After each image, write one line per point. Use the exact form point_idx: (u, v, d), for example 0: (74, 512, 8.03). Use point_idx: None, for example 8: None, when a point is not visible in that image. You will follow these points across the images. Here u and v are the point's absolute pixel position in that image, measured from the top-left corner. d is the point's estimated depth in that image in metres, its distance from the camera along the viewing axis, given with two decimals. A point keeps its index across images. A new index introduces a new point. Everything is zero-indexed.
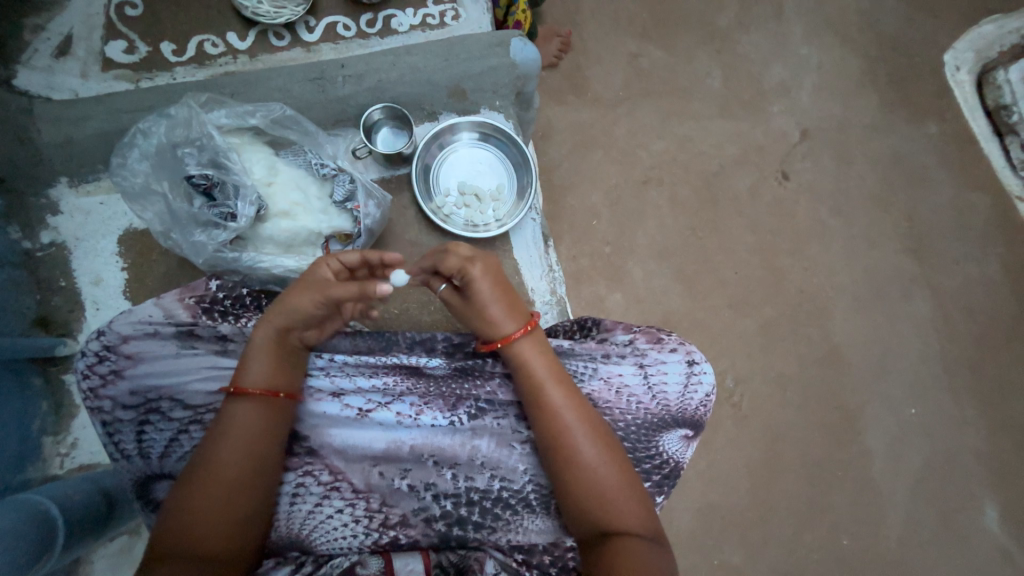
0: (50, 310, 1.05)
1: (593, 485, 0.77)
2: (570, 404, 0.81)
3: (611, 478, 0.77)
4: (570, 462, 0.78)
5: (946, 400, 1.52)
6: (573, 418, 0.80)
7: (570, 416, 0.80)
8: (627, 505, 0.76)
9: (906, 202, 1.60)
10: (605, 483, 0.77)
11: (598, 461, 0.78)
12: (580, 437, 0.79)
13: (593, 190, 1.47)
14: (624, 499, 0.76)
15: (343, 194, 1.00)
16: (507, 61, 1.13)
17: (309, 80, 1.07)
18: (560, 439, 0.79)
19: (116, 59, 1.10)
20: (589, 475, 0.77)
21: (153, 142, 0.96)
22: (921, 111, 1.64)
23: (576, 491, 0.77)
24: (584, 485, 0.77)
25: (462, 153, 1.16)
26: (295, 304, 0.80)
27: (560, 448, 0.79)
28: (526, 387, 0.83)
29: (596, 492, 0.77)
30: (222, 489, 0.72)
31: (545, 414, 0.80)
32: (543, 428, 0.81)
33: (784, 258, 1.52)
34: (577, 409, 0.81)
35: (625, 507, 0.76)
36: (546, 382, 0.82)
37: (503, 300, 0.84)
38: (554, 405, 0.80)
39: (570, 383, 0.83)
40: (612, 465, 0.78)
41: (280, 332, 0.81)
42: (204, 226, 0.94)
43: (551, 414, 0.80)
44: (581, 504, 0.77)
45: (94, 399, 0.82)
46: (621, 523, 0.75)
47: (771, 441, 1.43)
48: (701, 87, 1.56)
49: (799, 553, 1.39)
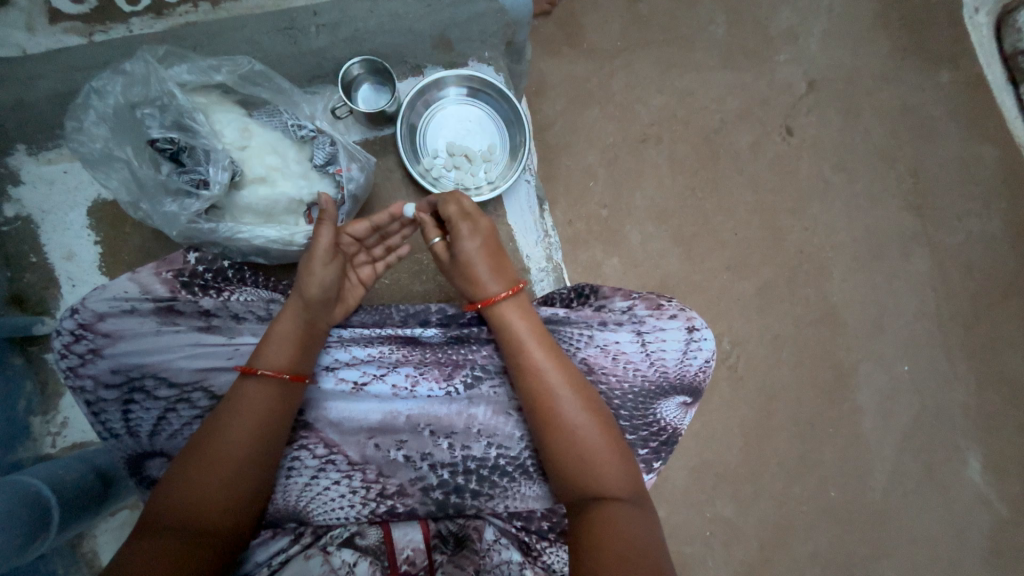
0: (25, 287, 1.01)
1: (574, 447, 0.76)
2: (553, 365, 0.80)
3: (592, 438, 0.77)
4: (551, 423, 0.78)
5: (938, 357, 1.52)
6: (557, 380, 0.79)
7: (551, 377, 0.79)
8: (609, 466, 0.76)
9: (912, 156, 1.54)
10: (585, 445, 0.76)
11: (578, 422, 0.77)
12: (563, 399, 0.78)
13: (590, 149, 1.40)
14: (606, 461, 0.76)
15: (324, 157, 0.93)
16: (496, 6, 1.04)
17: (279, 31, 0.99)
18: (542, 401, 0.78)
19: (64, 10, 0.99)
20: (570, 434, 0.77)
21: (109, 102, 0.87)
22: (935, 58, 1.55)
23: (560, 454, 0.77)
24: (568, 449, 0.77)
25: (450, 110, 1.09)
26: (317, 281, 0.80)
27: (542, 410, 0.78)
28: (509, 348, 0.82)
29: (578, 454, 0.76)
30: (232, 469, 0.71)
31: (526, 376, 0.80)
32: (526, 390, 0.80)
33: (784, 217, 1.48)
34: (562, 371, 0.80)
35: (607, 469, 0.76)
36: (531, 344, 0.81)
37: (489, 261, 0.85)
38: (537, 367, 0.79)
39: (553, 345, 0.82)
40: (591, 425, 0.78)
41: (308, 323, 0.80)
42: (174, 195, 0.88)
43: (535, 376, 0.79)
44: (564, 468, 0.77)
45: (76, 378, 0.79)
46: (603, 485, 0.75)
47: (765, 401, 1.44)
48: (704, 36, 1.46)
49: (788, 505, 1.43)
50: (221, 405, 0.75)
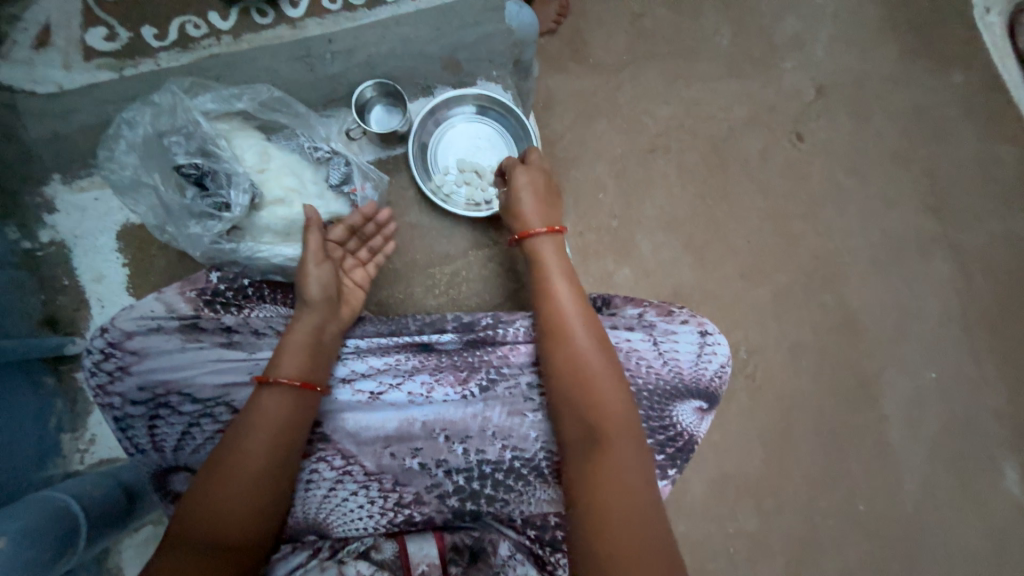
0: (57, 309, 1.05)
1: (579, 368, 0.79)
2: (573, 297, 0.86)
3: (597, 362, 0.79)
4: (562, 344, 0.82)
5: (966, 363, 1.48)
6: (572, 308, 0.85)
7: (569, 304, 0.85)
8: (608, 390, 0.76)
9: (928, 157, 1.52)
10: (590, 366, 0.79)
11: (586, 347, 0.81)
12: (575, 323, 0.83)
13: (598, 161, 1.42)
14: (606, 384, 0.77)
15: (339, 177, 0.99)
16: (503, 27, 1.07)
17: (296, 59, 1.03)
18: (556, 322, 0.84)
19: (98, 48, 1.02)
20: (576, 355, 0.80)
21: (139, 132, 0.93)
22: (946, 60, 1.53)
23: (564, 374, 0.80)
24: (572, 369, 0.79)
25: (460, 128, 1.12)
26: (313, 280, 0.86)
27: (555, 332, 0.83)
28: (538, 279, 0.90)
29: (581, 376, 0.78)
30: (251, 481, 0.73)
31: (547, 302, 0.87)
32: (544, 313, 0.86)
33: (797, 223, 1.47)
34: (580, 304, 0.86)
35: (606, 393, 0.76)
36: (556, 277, 0.89)
37: (541, 202, 0.94)
38: (557, 293, 0.86)
39: (577, 282, 0.89)
40: (599, 352, 0.80)
41: (315, 330, 0.83)
42: (198, 218, 0.92)
43: (553, 301, 0.86)
44: (566, 389, 0.79)
45: (105, 396, 0.82)
46: (600, 408, 0.75)
47: (786, 410, 1.41)
48: (709, 46, 1.48)
49: (814, 518, 1.38)
50: (239, 416, 0.77)
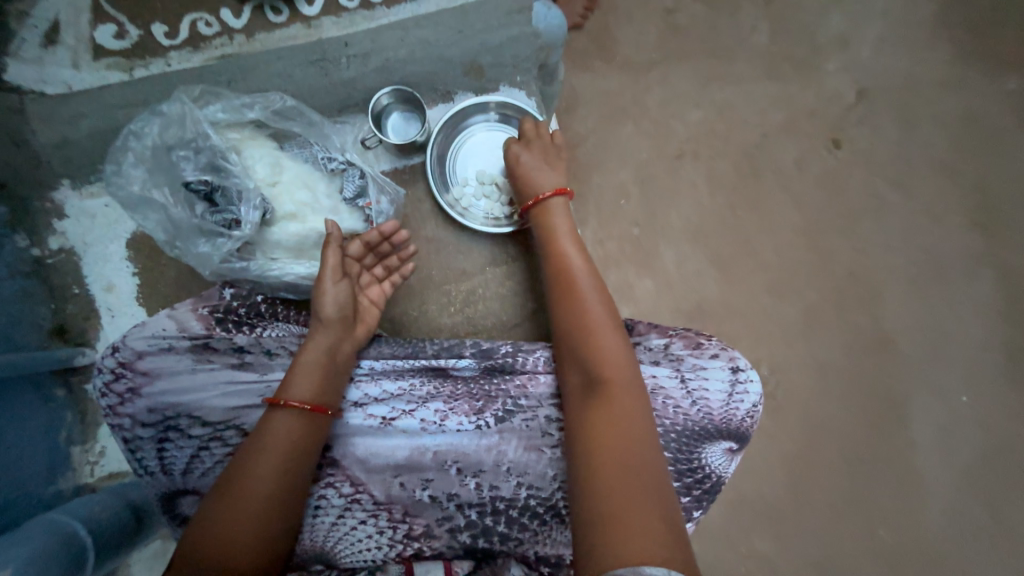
0: (67, 318, 1.04)
1: (582, 318, 0.82)
2: (579, 254, 0.89)
3: (599, 313, 0.83)
4: (567, 296, 0.85)
5: (1006, 389, 1.39)
6: (579, 264, 0.88)
7: (575, 260, 0.88)
8: (608, 339, 0.80)
9: (979, 169, 1.41)
10: (593, 317, 0.82)
11: (590, 299, 0.84)
12: (581, 277, 0.86)
13: (622, 167, 1.35)
14: (606, 333, 0.80)
15: (354, 190, 0.94)
16: (529, 31, 1.02)
17: (309, 63, 0.98)
18: (562, 276, 0.87)
19: (107, 46, 0.99)
20: (580, 307, 0.83)
21: (146, 142, 0.88)
22: (1005, 62, 1.41)
23: (569, 323, 0.83)
24: (576, 318, 0.82)
25: (480, 137, 1.06)
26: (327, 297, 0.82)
27: (561, 285, 0.87)
28: (545, 237, 0.92)
29: (585, 326, 0.81)
30: (257, 514, 0.70)
31: (554, 258, 0.90)
32: (551, 268, 0.89)
33: (832, 237, 1.38)
34: (585, 261, 0.89)
35: (608, 341, 0.79)
36: (562, 233, 0.91)
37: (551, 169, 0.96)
38: (564, 250, 0.89)
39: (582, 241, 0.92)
40: (602, 305, 0.84)
41: (329, 354, 0.80)
42: (208, 235, 0.88)
43: (560, 257, 0.89)
44: (570, 338, 0.82)
45: (115, 416, 0.80)
46: (601, 355, 0.78)
47: (809, 433, 1.35)
48: (746, 45, 1.38)
49: (835, 546, 1.33)
50: (247, 440, 0.75)
